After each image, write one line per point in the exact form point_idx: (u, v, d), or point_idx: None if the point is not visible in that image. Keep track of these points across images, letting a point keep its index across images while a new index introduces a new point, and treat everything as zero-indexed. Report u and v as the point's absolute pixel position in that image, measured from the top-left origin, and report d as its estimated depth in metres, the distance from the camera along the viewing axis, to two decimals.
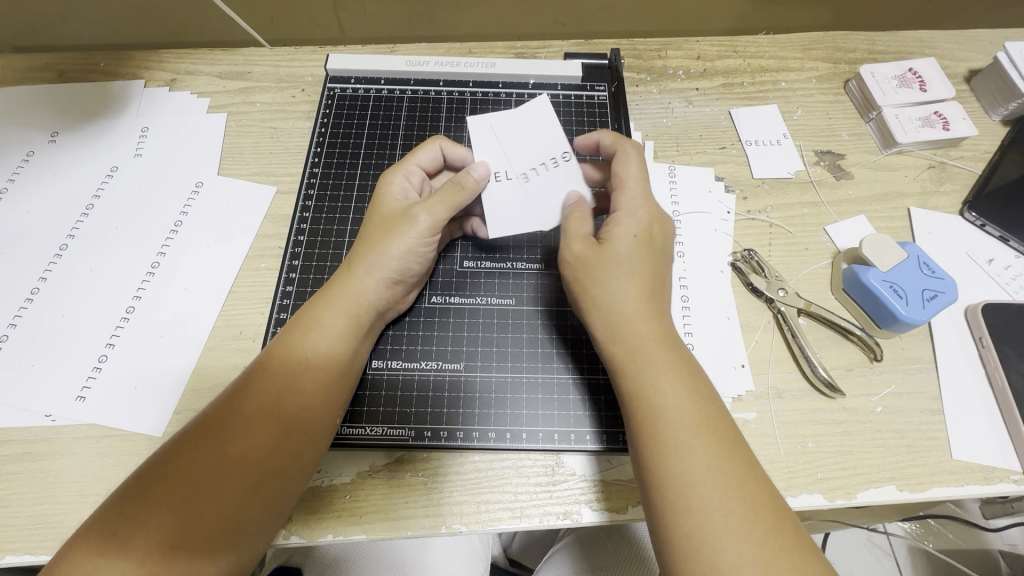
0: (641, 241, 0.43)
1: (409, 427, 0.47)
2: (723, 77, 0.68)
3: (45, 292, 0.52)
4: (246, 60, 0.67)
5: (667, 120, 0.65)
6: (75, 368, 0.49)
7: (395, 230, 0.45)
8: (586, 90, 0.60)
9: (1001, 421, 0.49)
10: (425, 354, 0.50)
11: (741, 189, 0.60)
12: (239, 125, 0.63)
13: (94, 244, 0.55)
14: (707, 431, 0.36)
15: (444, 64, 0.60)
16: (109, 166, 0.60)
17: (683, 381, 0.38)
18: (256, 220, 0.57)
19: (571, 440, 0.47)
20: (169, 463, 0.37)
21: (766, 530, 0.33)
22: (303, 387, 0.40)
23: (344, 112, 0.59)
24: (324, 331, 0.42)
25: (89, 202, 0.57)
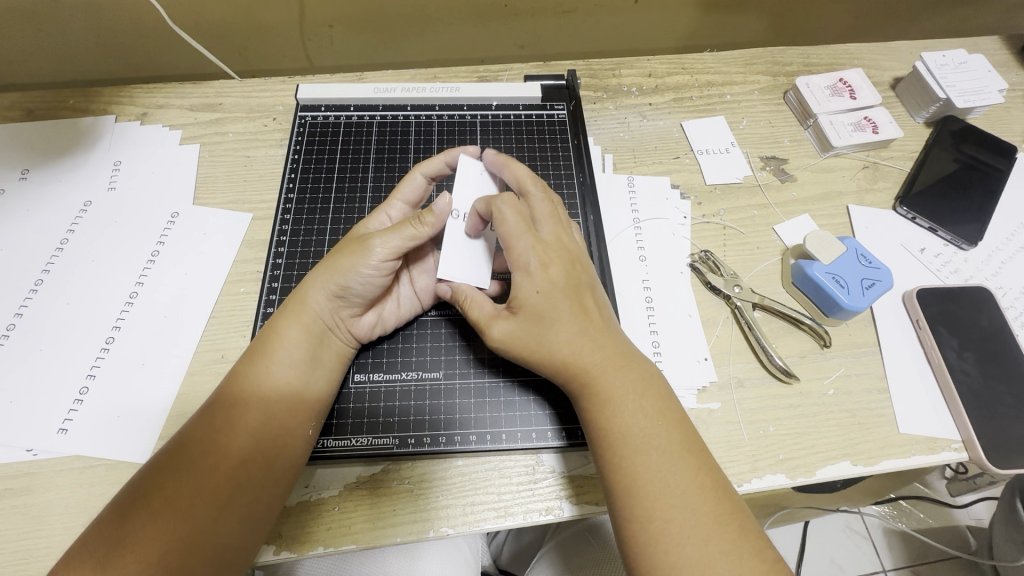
0: (551, 292, 0.44)
1: (393, 436, 0.49)
2: (674, 93, 0.73)
3: (21, 328, 0.53)
4: (217, 91, 0.69)
5: (624, 134, 0.69)
6: (55, 400, 0.50)
7: (350, 254, 0.46)
8: (546, 109, 0.64)
9: (940, 395, 0.54)
10: (405, 365, 0.52)
11: (696, 195, 0.65)
12: (213, 155, 0.65)
13: (70, 278, 0.56)
14: (658, 443, 0.39)
15: (410, 90, 0.63)
16: (83, 201, 0.60)
17: (637, 395, 0.41)
18: (233, 247, 0.58)
19: (549, 437, 0.50)
20: (146, 485, 0.38)
21: (713, 525, 0.36)
22: (272, 407, 0.42)
23: (316, 138, 0.61)
24: (287, 351, 0.44)
25: (63, 237, 0.58)
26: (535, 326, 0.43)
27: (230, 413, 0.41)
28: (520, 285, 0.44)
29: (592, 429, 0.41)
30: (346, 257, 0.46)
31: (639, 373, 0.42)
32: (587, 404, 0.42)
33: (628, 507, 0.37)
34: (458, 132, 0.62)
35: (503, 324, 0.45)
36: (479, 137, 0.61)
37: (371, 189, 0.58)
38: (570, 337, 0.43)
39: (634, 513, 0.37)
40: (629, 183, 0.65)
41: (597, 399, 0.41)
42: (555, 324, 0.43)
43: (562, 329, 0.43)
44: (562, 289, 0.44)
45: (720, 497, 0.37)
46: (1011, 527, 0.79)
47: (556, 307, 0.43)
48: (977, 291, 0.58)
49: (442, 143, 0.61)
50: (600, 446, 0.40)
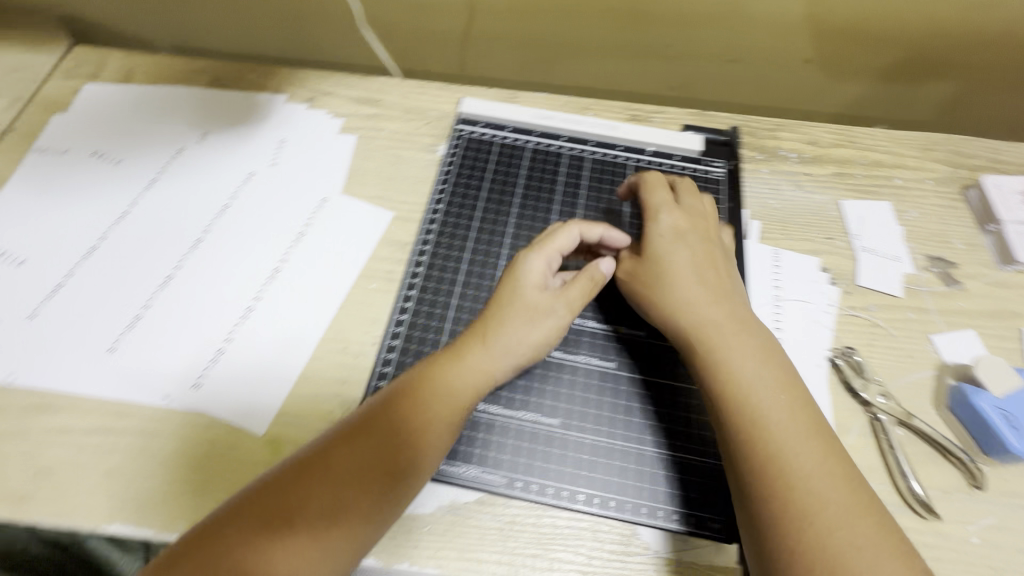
0: (685, 244, 0.52)
1: (501, 474, 0.48)
2: (836, 167, 0.68)
3: (178, 279, 0.57)
4: (380, 87, 0.72)
5: (775, 201, 0.65)
6: (195, 355, 0.53)
7: (538, 328, 0.49)
8: (702, 164, 0.60)
9: None
10: (525, 405, 0.51)
11: (845, 282, 0.60)
12: (367, 149, 0.67)
13: (224, 241, 0.60)
14: (813, 439, 0.42)
15: (569, 122, 0.62)
16: (248, 171, 0.65)
17: (784, 392, 0.44)
18: (372, 242, 0.60)
19: (658, 516, 0.47)
20: (276, 490, 0.40)
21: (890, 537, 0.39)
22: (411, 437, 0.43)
23: (470, 153, 0.61)
24: (440, 390, 0.45)
25: (225, 201, 0.63)
26: (678, 268, 0.51)
27: (371, 430, 0.43)
28: (654, 229, 0.53)
29: (739, 435, 0.43)
30: (539, 330, 0.49)
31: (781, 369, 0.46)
32: (721, 391, 0.45)
33: (800, 508, 0.39)
34: (609, 173, 0.60)
35: (629, 263, 0.54)
36: None
37: (516, 218, 0.58)
38: (744, 304, 0.50)
39: (813, 515, 0.39)
40: (775, 257, 0.61)
41: (731, 392, 0.44)
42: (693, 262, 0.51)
43: (701, 287, 0.50)
44: (699, 251, 0.52)
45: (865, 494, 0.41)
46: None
47: (694, 255, 0.52)
48: None
49: (591, 182, 0.59)
50: (753, 435, 0.42)
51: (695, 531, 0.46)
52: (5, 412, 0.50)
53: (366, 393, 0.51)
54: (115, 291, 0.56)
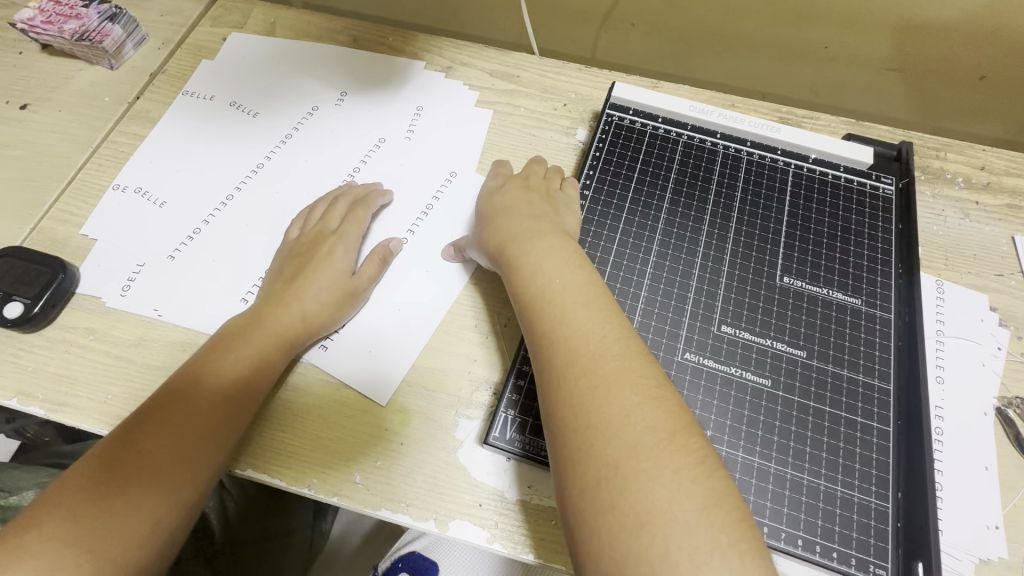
0: (504, 201, 0.53)
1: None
2: (1009, 197, 0.62)
3: None
4: (517, 63, 0.70)
5: (937, 228, 0.60)
6: None
7: (303, 287, 0.51)
8: (870, 178, 0.56)
9: None
10: (709, 393, 0.46)
11: (1017, 325, 0.54)
12: (503, 125, 0.66)
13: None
14: (648, 415, 0.37)
15: (727, 118, 0.58)
16: (380, 137, 0.64)
17: (618, 369, 0.39)
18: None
19: (834, 558, 0.41)
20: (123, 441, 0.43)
21: (736, 538, 0.33)
22: (214, 395, 0.46)
23: (619, 140, 0.58)
24: (218, 355, 0.48)
25: (357, 165, 0.62)
26: (499, 215, 0.51)
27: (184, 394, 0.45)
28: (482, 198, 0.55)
29: (569, 411, 0.38)
30: (317, 293, 0.51)
31: (600, 332, 0.41)
32: (554, 361, 0.40)
33: (606, 484, 0.35)
34: (767, 177, 0.56)
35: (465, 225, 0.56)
36: (791, 191, 0.55)
37: (667, 212, 0.54)
38: (508, 235, 0.49)
39: (618, 501, 0.34)
40: (938, 288, 0.56)
41: (570, 367, 0.40)
42: (501, 213, 0.51)
43: (503, 227, 0.50)
44: (516, 201, 0.52)
45: (725, 484, 0.35)
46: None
47: (518, 209, 0.51)
48: None
49: (748, 185, 0.55)
50: (566, 411, 0.38)
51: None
52: (152, 344, 0.52)
53: (506, 378, 0.50)
54: (252, 242, 0.57)
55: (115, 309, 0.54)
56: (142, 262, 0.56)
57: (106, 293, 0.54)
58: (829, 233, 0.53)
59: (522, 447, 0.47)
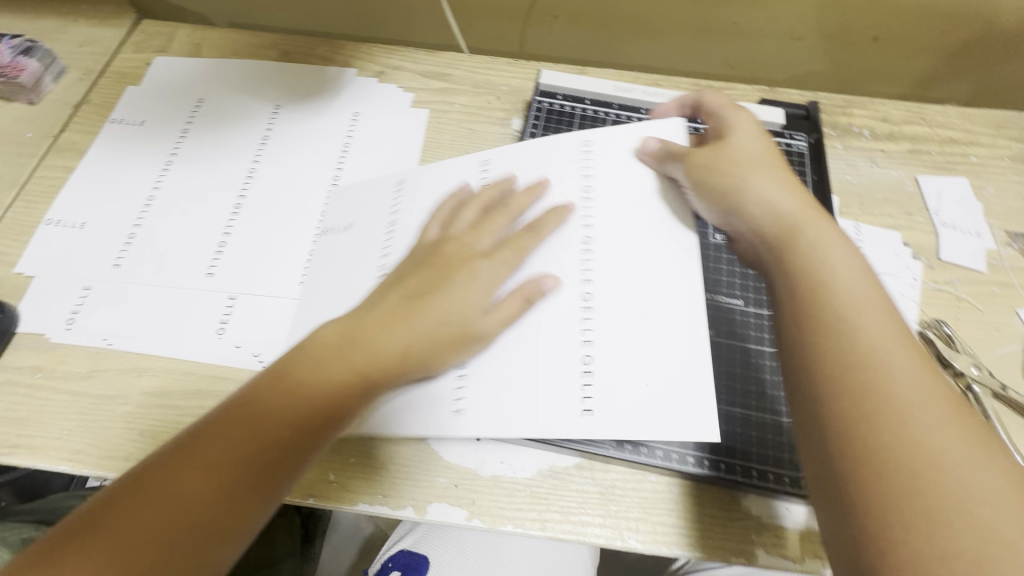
0: (739, 150, 0.49)
1: (606, 436, 0.48)
2: (910, 143, 0.68)
3: (239, 234, 0.58)
4: (448, 63, 0.72)
5: (851, 176, 0.65)
6: (269, 307, 0.54)
7: (402, 318, 0.44)
8: (785, 137, 0.60)
9: None
10: None
11: (927, 257, 0.60)
12: (440, 122, 0.67)
13: (339, 205, 0.60)
14: (941, 391, 0.35)
15: (648, 94, 0.62)
16: (271, 110, 0.67)
17: (880, 342, 0.37)
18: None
19: (770, 480, 0.47)
20: (130, 504, 0.38)
21: (1022, 491, 0.32)
22: (258, 443, 0.39)
23: (551, 125, 0.61)
24: (268, 395, 0.41)
25: (289, 166, 0.63)
26: (740, 163, 0.48)
27: (222, 437, 0.39)
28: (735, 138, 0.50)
29: (840, 391, 0.36)
30: (427, 329, 0.44)
31: (893, 320, 0.38)
32: (832, 352, 0.37)
33: (909, 481, 0.32)
34: None
35: (704, 151, 0.49)
36: None
37: None
38: (819, 239, 0.42)
39: (911, 492, 0.32)
40: (856, 232, 0.61)
41: (848, 357, 0.37)
42: (749, 176, 0.47)
43: (768, 193, 0.46)
44: (760, 155, 0.49)
45: (1000, 447, 0.34)
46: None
47: (759, 166, 0.48)
48: None
49: None
50: (846, 400, 0.35)
51: (796, 492, 0.46)
52: (103, 375, 0.51)
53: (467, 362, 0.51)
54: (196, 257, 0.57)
55: (60, 343, 0.52)
56: (84, 293, 0.55)
57: (48, 329, 0.53)
58: None
59: None
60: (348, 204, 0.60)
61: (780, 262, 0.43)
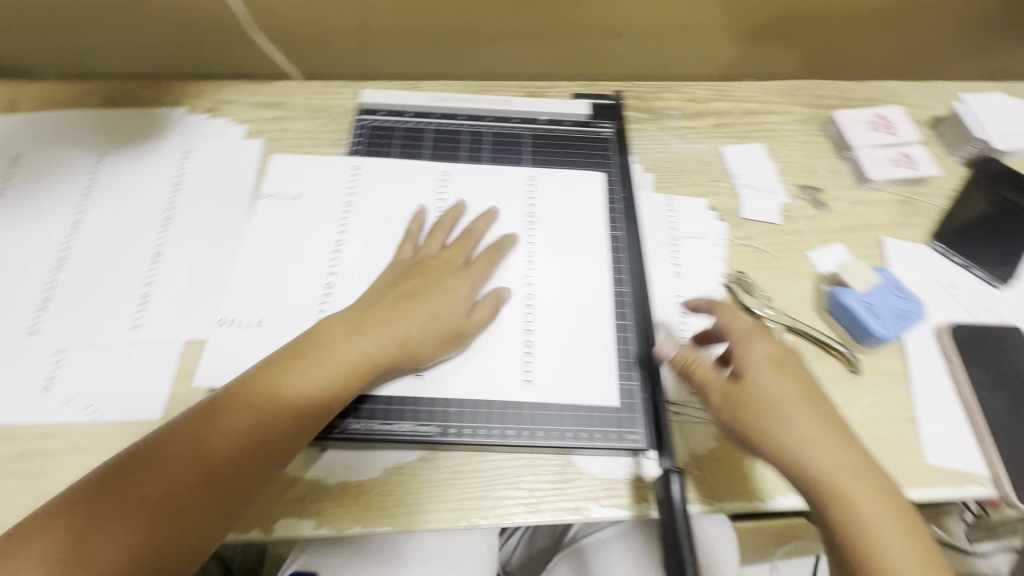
0: (767, 387, 0.47)
1: (435, 425, 0.51)
2: (714, 118, 0.76)
3: (65, 289, 0.57)
4: (281, 90, 0.73)
5: (664, 154, 0.72)
6: (100, 357, 0.54)
7: (400, 317, 0.51)
8: (591, 126, 0.69)
9: (973, 439, 0.54)
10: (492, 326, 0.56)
11: (730, 218, 0.67)
12: (275, 151, 0.69)
13: (273, 220, 0.61)
14: (889, 507, 0.43)
15: (465, 101, 0.69)
16: (95, 158, 0.66)
17: (857, 478, 0.44)
18: (423, 200, 0.63)
19: (594, 438, 0.51)
20: (141, 477, 0.41)
21: None
22: (262, 428, 0.44)
23: (376, 139, 0.67)
24: (261, 387, 0.46)
25: (117, 212, 0.62)
26: (760, 404, 0.46)
27: (221, 423, 0.44)
28: (756, 377, 0.47)
29: (846, 544, 0.43)
30: (422, 334, 0.51)
31: (859, 455, 0.45)
32: (824, 507, 0.44)
33: None
34: (508, 143, 0.67)
35: (721, 394, 0.47)
36: (529, 150, 0.67)
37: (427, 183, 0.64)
38: (808, 452, 0.44)
39: None
40: (668, 203, 0.67)
41: (827, 507, 0.44)
42: (794, 415, 0.46)
43: (797, 424, 0.45)
44: (793, 390, 0.47)
45: (927, 543, 0.43)
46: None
47: (790, 405, 0.46)
48: (1007, 331, 0.59)
49: (494, 150, 0.67)
50: (857, 547, 0.42)
51: (617, 445, 0.51)
52: None
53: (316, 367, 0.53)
54: (19, 318, 0.55)
55: None
56: None
57: None
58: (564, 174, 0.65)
59: (331, 434, 0.50)
60: (182, 243, 0.61)
61: (817, 501, 0.44)
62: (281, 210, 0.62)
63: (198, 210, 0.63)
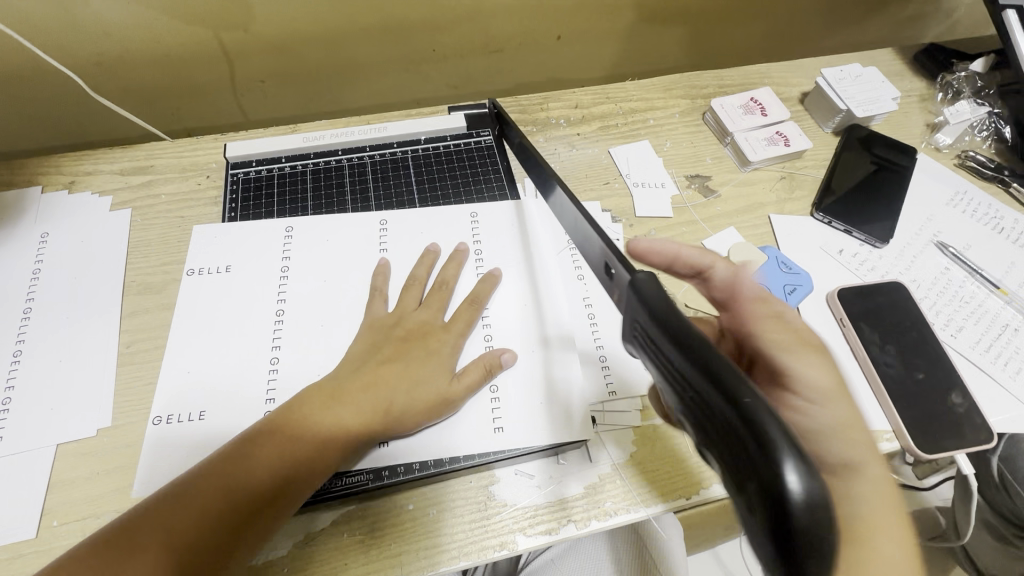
0: (778, 336, 0.44)
1: (367, 471, 0.49)
2: (600, 121, 0.77)
3: None
4: (148, 153, 0.69)
5: (555, 164, 0.72)
6: None
7: (392, 381, 0.50)
8: (473, 137, 0.70)
9: (873, 397, 0.57)
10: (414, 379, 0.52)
11: (627, 218, 0.68)
12: (146, 218, 0.64)
13: (204, 298, 0.57)
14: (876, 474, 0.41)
15: (338, 135, 0.68)
16: None
17: (834, 410, 0.42)
18: (364, 247, 0.61)
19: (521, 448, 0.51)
20: (167, 516, 0.40)
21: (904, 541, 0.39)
22: (277, 481, 0.43)
23: (250, 191, 0.65)
24: (279, 430, 0.46)
25: None
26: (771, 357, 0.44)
27: (244, 467, 0.43)
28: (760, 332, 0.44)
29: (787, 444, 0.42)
30: (408, 400, 0.49)
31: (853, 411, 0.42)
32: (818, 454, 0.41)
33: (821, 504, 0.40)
34: (391, 170, 0.67)
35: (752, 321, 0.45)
36: (413, 171, 0.68)
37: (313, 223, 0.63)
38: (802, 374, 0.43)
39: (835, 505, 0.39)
40: None
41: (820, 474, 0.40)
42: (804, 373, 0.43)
43: (810, 371, 0.43)
44: (795, 338, 0.44)
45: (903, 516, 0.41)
46: (992, 488, 0.85)
47: (789, 343, 0.44)
48: (893, 287, 0.62)
49: (376, 178, 0.67)
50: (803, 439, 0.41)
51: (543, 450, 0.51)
52: None
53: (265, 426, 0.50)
54: None
55: None
56: None
57: None
58: (452, 190, 0.67)
59: None
60: (46, 335, 0.55)
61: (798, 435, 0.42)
62: (216, 290, 0.58)
63: (62, 296, 0.58)
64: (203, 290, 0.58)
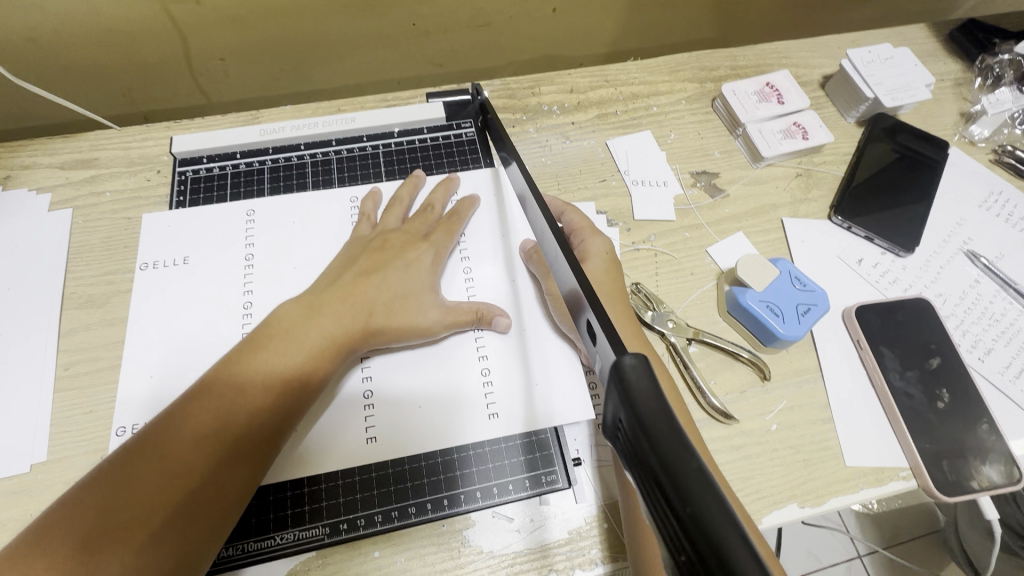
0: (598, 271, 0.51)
1: (323, 525, 0.44)
2: (598, 108, 0.69)
3: None
4: (92, 144, 0.62)
5: (546, 158, 0.65)
6: None
7: (371, 293, 0.48)
8: (452, 129, 0.63)
9: (891, 431, 0.51)
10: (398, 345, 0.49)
11: (624, 221, 0.61)
12: (88, 220, 0.58)
13: (157, 307, 0.52)
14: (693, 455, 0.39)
15: (301, 128, 0.61)
16: None
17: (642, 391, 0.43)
18: (335, 241, 0.56)
19: (495, 493, 0.47)
20: (145, 460, 0.37)
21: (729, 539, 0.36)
22: (256, 406, 0.40)
23: (200, 193, 0.58)
24: (246, 363, 0.42)
25: None
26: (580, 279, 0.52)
27: (218, 396, 0.40)
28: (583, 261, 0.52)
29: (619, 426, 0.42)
30: (391, 316, 0.48)
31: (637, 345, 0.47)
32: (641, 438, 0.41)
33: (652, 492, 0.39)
34: (360, 166, 0.60)
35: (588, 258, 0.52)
36: (384, 167, 0.61)
37: None
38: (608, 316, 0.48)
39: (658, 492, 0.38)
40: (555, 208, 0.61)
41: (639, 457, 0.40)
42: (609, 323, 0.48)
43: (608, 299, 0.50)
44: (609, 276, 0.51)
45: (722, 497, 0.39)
46: (1000, 497, 0.82)
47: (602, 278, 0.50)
48: (916, 305, 0.56)
49: (343, 175, 0.60)
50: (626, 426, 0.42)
51: (519, 497, 0.47)
52: None
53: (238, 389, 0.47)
54: None
55: None
56: None
57: None
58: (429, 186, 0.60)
59: None
60: None
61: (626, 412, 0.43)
62: (167, 287, 0.53)
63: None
64: (151, 291, 0.52)
